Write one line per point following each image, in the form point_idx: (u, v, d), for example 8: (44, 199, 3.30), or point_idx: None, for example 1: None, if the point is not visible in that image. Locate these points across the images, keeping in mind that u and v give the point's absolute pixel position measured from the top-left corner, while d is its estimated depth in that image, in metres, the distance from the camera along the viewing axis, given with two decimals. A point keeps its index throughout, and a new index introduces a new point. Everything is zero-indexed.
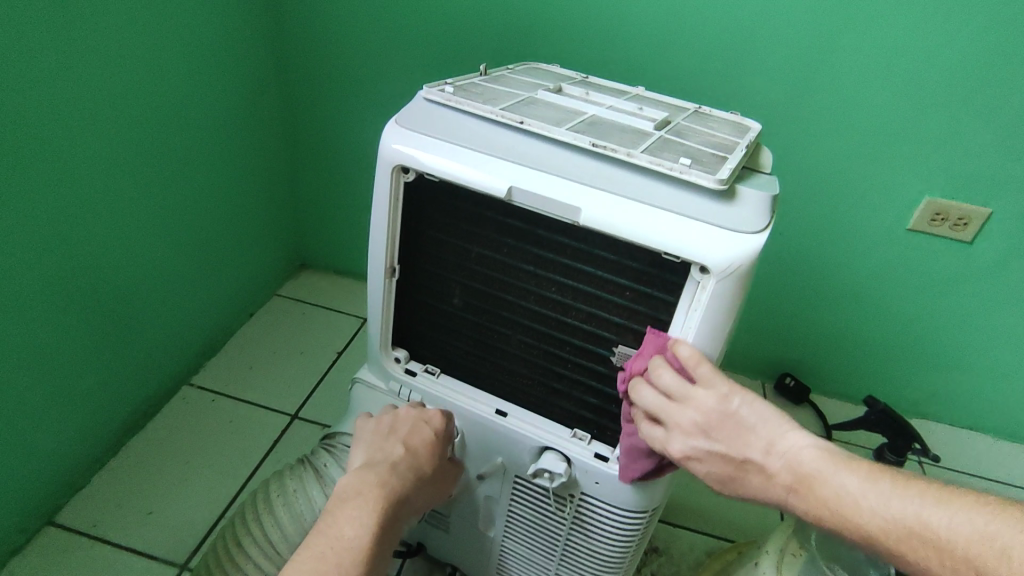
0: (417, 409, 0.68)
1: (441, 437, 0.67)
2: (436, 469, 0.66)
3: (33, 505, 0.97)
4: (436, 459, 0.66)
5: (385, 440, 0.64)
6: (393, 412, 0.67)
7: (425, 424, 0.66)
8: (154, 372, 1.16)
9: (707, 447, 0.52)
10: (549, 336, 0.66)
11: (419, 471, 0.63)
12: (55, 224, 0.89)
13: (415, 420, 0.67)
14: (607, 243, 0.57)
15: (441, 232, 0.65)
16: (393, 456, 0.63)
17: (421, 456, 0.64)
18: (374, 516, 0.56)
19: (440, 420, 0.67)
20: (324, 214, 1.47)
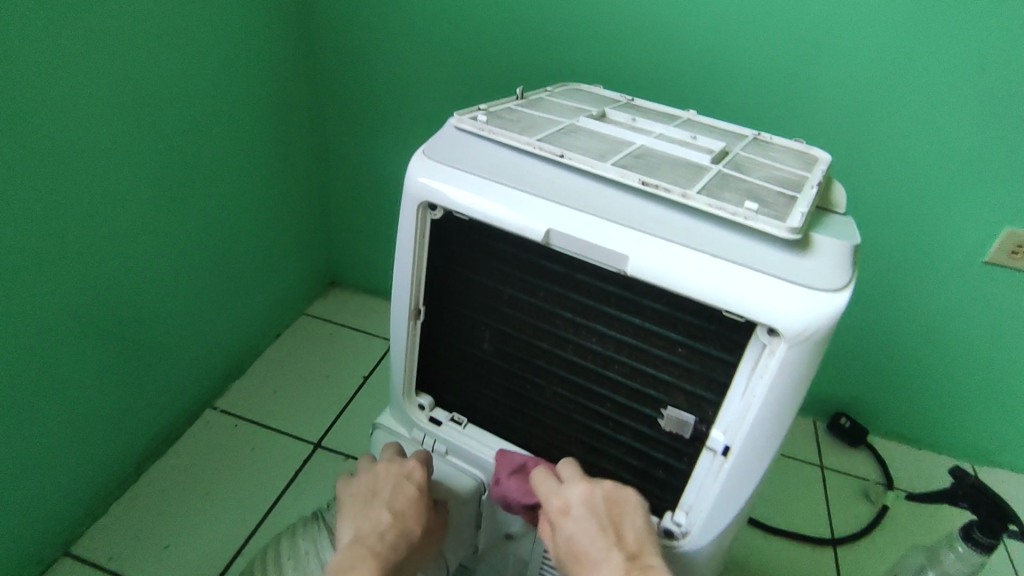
0: (397, 463, 0.62)
1: (426, 493, 0.61)
2: (427, 527, 0.61)
3: (49, 535, 0.94)
4: (426, 517, 0.60)
5: (369, 507, 0.59)
6: (373, 473, 0.62)
7: (409, 481, 0.61)
8: (176, 396, 1.13)
9: (586, 520, 0.54)
10: (588, 390, 0.59)
11: (409, 537, 0.58)
12: (73, 248, 0.86)
13: (397, 478, 0.61)
14: (658, 295, 0.50)
15: (470, 274, 0.60)
16: (382, 526, 0.57)
17: (411, 518, 0.58)
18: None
19: (423, 474, 0.62)
20: (355, 232, 1.43)
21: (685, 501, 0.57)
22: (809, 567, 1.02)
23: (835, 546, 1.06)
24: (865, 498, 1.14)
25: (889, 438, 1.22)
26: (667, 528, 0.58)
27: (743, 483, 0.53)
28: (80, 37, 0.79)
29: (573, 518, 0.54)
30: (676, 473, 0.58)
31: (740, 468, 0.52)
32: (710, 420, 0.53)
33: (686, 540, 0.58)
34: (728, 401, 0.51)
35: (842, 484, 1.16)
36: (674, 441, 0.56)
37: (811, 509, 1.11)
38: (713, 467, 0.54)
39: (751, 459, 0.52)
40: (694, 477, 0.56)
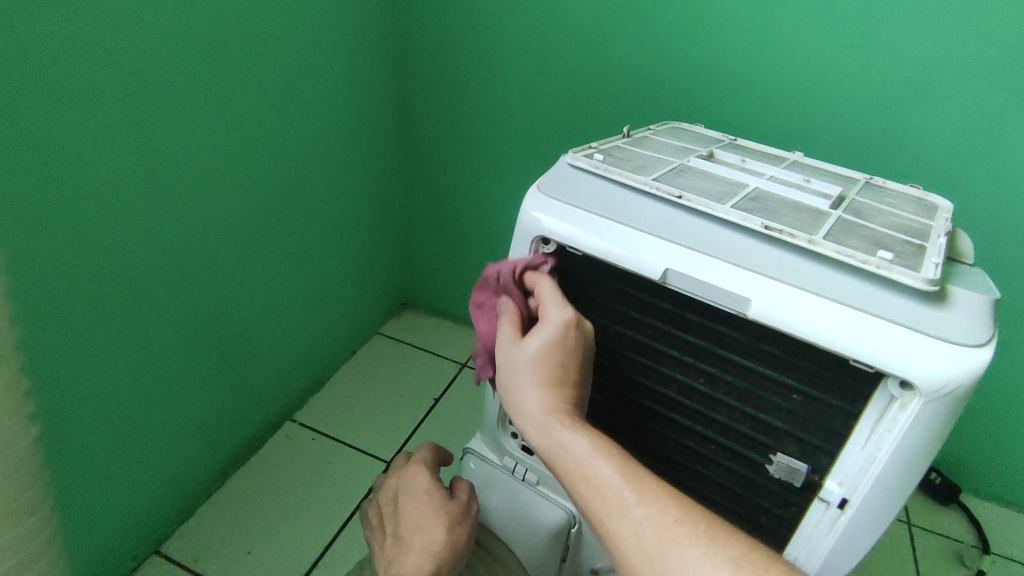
0: (399, 477, 0.69)
1: (433, 488, 0.66)
2: (452, 515, 0.63)
3: (145, 533, 0.99)
4: (441, 506, 0.64)
5: (391, 532, 0.64)
6: (384, 497, 0.68)
7: (414, 491, 0.66)
8: (261, 407, 1.18)
9: (574, 340, 0.53)
10: (690, 431, 0.59)
11: (433, 537, 0.61)
12: (199, 269, 0.90)
13: (406, 493, 0.67)
14: (775, 339, 0.50)
15: (576, 308, 0.60)
16: (404, 544, 0.61)
17: (428, 520, 0.62)
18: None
19: (422, 477, 0.67)
20: (433, 256, 1.47)
21: (789, 552, 0.56)
22: None
23: None
24: (958, 560, 1.07)
25: (983, 498, 1.15)
26: None
27: (858, 539, 0.52)
28: (220, 74, 0.83)
29: (569, 336, 0.52)
30: (779, 521, 0.56)
31: (857, 523, 0.51)
32: (823, 470, 0.52)
33: None
34: (846, 452, 0.50)
35: (930, 543, 1.09)
36: (782, 489, 0.55)
37: (898, 567, 1.05)
38: (827, 518, 0.52)
39: (868, 514, 0.51)
40: (802, 528, 0.54)
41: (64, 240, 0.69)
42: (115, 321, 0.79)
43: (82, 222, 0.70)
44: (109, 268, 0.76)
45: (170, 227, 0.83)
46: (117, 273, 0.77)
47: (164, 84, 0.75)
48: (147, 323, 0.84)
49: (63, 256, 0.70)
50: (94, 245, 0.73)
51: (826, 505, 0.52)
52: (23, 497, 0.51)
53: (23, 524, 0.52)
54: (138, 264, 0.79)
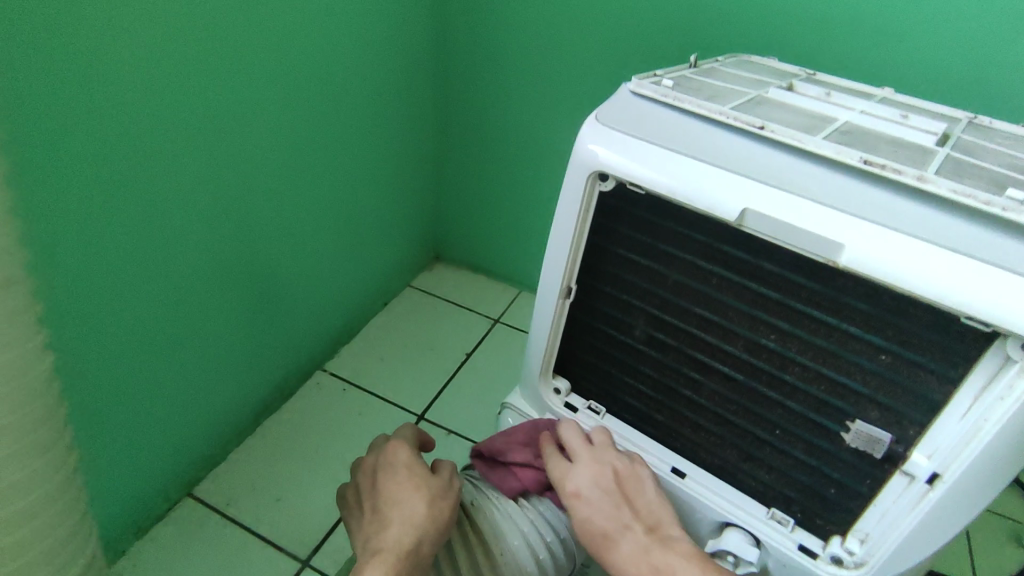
0: (378, 452, 0.65)
1: (413, 464, 0.61)
2: (434, 490, 0.59)
3: (179, 475, 0.99)
4: (422, 482, 0.59)
5: (369, 507, 0.60)
6: (364, 473, 0.64)
7: (394, 467, 0.62)
8: (293, 354, 1.16)
9: (586, 489, 0.56)
10: (754, 393, 0.53)
11: (415, 513, 0.56)
12: (225, 210, 0.87)
13: (386, 468, 0.62)
14: (867, 292, 0.44)
15: (632, 254, 0.55)
16: (383, 519, 0.57)
17: (409, 495, 0.58)
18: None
19: (402, 452, 0.62)
20: (467, 207, 1.41)
21: (860, 527, 0.51)
22: None
23: None
24: (1016, 542, 1.01)
25: None
26: (834, 554, 0.52)
27: (945, 518, 0.46)
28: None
29: (590, 499, 0.55)
30: (850, 494, 0.51)
31: (947, 502, 0.45)
32: (909, 442, 0.47)
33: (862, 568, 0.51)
34: (942, 423, 0.44)
35: (986, 522, 1.03)
36: (856, 460, 0.50)
37: (950, 544, 1.00)
38: (913, 499, 0.47)
39: (962, 494, 0.45)
40: (879, 501, 0.49)
41: (84, 170, 0.66)
42: (139, 260, 0.77)
43: (103, 151, 0.67)
44: (131, 203, 0.72)
45: (195, 163, 0.79)
46: (140, 209, 0.74)
47: (186, 6, 0.70)
48: (173, 263, 0.82)
49: (82, 187, 0.66)
50: (115, 178, 0.69)
51: (912, 479, 0.47)
52: (47, 417, 0.48)
53: (51, 448, 0.49)
54: (162, 200, 0.76)
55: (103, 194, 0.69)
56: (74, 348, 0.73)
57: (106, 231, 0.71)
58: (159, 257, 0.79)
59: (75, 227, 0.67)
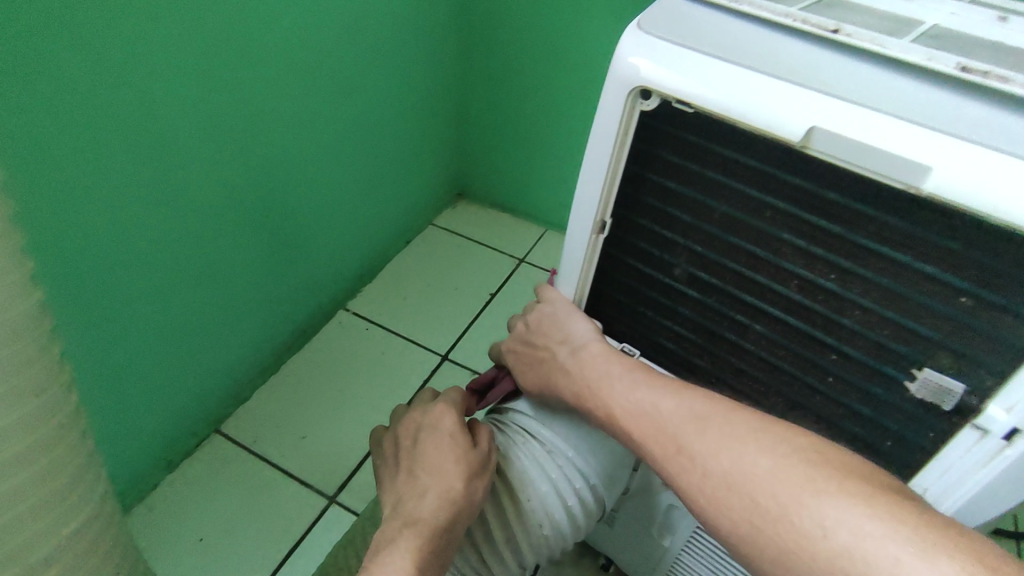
0: (423, 414, 0.63)
1: (459, 433, 0.59)
2: (475, 464, 0.56)
3: (205, 412, 0.99)
4: (462, 453, 0.57)
5: (405, 469, 0.59)
6: (407, 433, 0.63)
7: (438, 433, 0.60)
8: (314, 293, 1.14)
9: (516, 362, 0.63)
10: (806, 337, 0.49)
11: (451, 488, 0.54)
12: (238, 141, 0.83)
13: (429, 434, 0.60)
14: (950, 226, 0.38)
15: (675, 185, 0.49)
16: (419, 485, 0.56)
17: (448, 465, 0.56)
18: (409, 557, 0.50)
19: (449, 419, 0.60)
20: (491, 140, 1.34)
21: (918, 483, 0.47)
22: None
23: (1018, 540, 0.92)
24: None
25: None
26: None
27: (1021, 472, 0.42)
28: None
29: (518, 368, 0.62)
30: (909, 448, 0.47)
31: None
32: (986, 394, 0.42)
33: None
34: None
35: None
36: (920, 412, 0.45)
37: None
38: (989, 454, 0.43)
39: None
40: (942, 457, 0.45)
41: (72, 96, 0.61)
42: (144, 197, 0.73)
43: (89, 75, 0.62)
44: (128, 133, 0.68)
45: (202, 90, 0.74)
46: (140, 141, 0.70)
47: None
48: (182, 200, 0.78)
49: (72, 116, 0.62)
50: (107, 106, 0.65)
51: (984, 434, 0.42)
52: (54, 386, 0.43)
53: (59, 416, 0.44)
54: (163, 131, 0.72)
55: (97, 125, 0.65)
56: (83, 287, 0.71)
57: (104, 165, 0.67)
58: (165, 193, 0.75)
59: (70, 159, 0.64)
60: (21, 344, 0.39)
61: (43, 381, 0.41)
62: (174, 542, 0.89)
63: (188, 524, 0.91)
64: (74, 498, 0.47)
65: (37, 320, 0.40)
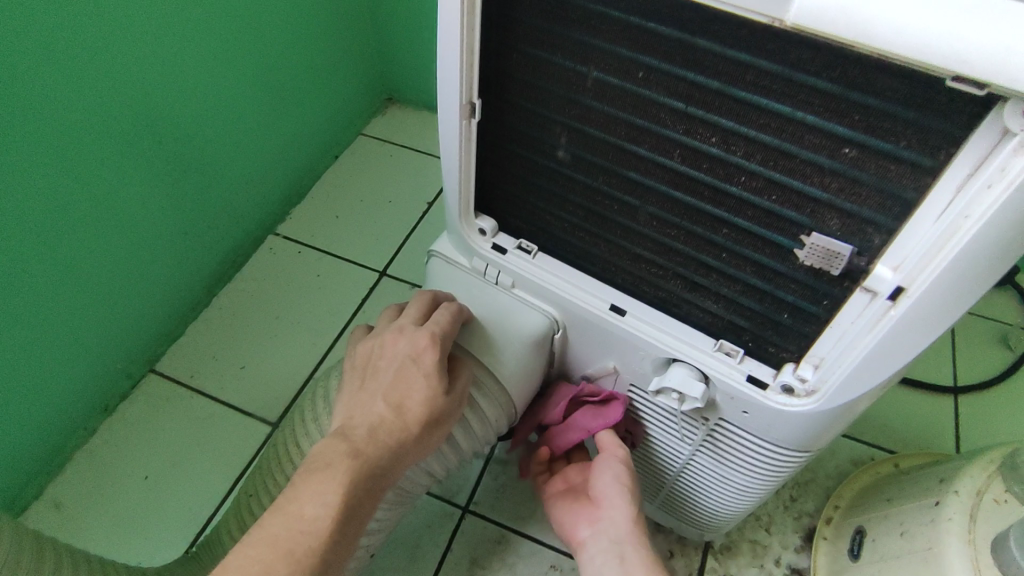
0: (404, 331, 0.53)
1: (439, 378, 0.52)
2: (438, 415, 0.52)
3: (133, 353, 0.95)
4: (431, 399, 0.51)
5: (367, 387, 0.53)
6: (384, 348, 0.54)
7: (415, 367, 0.52)
8: (237, 221, 1.07)
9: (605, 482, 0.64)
10: (695, 211, 0.44)
11: (406, 434, 0.50)
12: (88, 49, 0.74)
13: (406, 362, 0.52)
14: (827, 63, 0.33)
15: (541, 50, 0.43)
16: (375, 416, 0.51)
17: (410, 408, 0.51)
18: (341, 494, 0.48)
19: (433, 356, 0.52)
20: (412, 33, 1.22)
21: (815, 352, 0.45)
22: (925, 416, 0.91)
23: (956, 394, 0.93)
24: (1003, 345, 0.97)
25: None
26: (785, 383, 0.47)
27: (909, 340, 0.39)
28: None
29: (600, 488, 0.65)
30: (805, 318, 0.44)
31: (912, 321, 0.37)
32: (874, 253, 0.38)
33: (810, 399, 0.46)
34: (913, 225, 0.35)
35: (974, 327, 0.99)
36: (812, 279, 0.42)
37: (934, 354, 0.97)
38: (875, 318, 0.39)
39: (931, 310, 0.37)
40: (837, 323, 0.42)
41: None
42: None
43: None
44: None
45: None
46: None
47: None
48: (30, 126, 0.71)
49: None
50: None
51: (873, 296, 0.39)
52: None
53: None
54: None
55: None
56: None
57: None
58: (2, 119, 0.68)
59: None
60: None
61: None
62: (119, 483, 0.89)
63: (131, 463, 0.90)
64: None
65: None
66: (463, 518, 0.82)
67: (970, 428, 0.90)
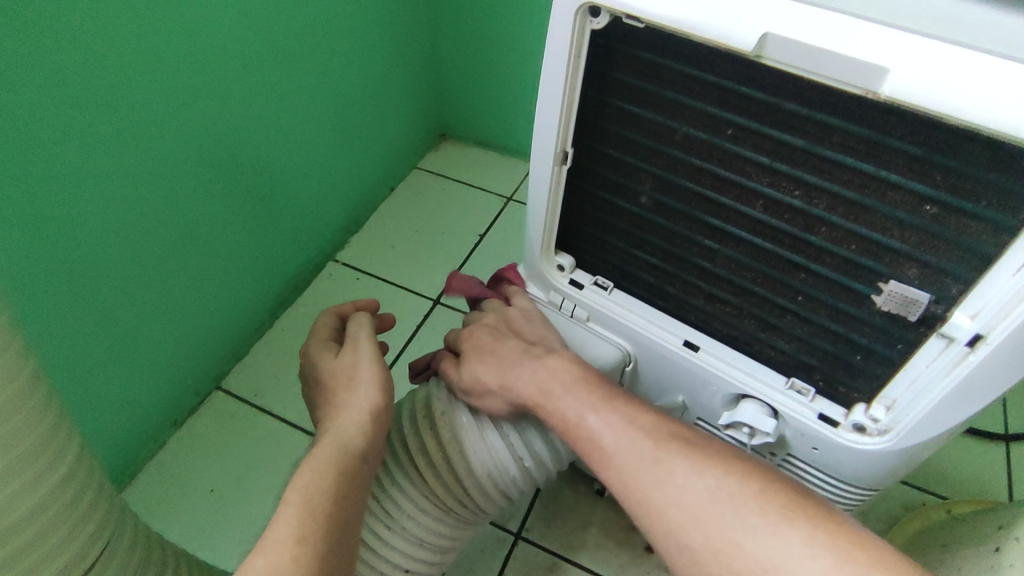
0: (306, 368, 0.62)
1: (325, 362, 0.58)
2: (345, 377, 0.56)
3: (203, 371, 1.00)
4: (332, 372, 0.57)
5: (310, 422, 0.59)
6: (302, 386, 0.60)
7: (312, 376, 0.59)
8: (302, 248, 1.13)
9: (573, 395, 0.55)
10: (773, 256, 0.48)
11: (332, 409, 0.54)
12: (201, 91, 0.80)
13: (309, 380, 0.59)
14: (913, 129, 0.37)
15: (633, 106, 0.47)
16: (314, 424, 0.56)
17: (327, 395, 0.56)
18: (306, 478, 0.48)
19: (314, 358, 0.59)
20: (470, 76, 1.29)
21: (887, 394, 0.47)
22: (977, 462, 0.91)
23: (1008, 441, 0.93)
24: None
25: None
26: (856, 422, 0.49)
27: (985, 385, 0.41)
28: None
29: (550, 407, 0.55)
30: (879, 360, 0.47)
31: (989, 368, 0.40)
32: (951, 301, 0.41)
33: (883, 438, 0.48)
34: (991, 279, 0.38)
35: None
36: (889, 324, 0.45)
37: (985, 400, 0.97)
38: (951, 364, 0.42)
39: (1007, 358, 0.39)
40: (911, 366, 0.45)
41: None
42: (110, 154, 0.72)
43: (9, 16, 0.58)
44: (83, 97, 0.67)
45: (156, 43, 0.72)
46: (92, 106, 0.68)
47: None
48: (152, 159, 0.77)
49: (22, 79, 0.61)
50: (41, 57, 0.62)
51: (950, 342, 0.42)
52: (58, 445, 0.40)
53: (78, 482, 0.43)
54: (115, 84, 0.69)
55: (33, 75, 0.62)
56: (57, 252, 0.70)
57: (53, 122, 0.65)
58: (130, 155, 0.74)
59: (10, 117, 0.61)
60: (35, 447, 0.38)
61: (44, 470, 0.39)
62: (186, 495, 0.93)
63: (199, 477, 0.94)
64: (89, 510, 0.44)
65: (39, 408, 0.39)
66: (516, 544, 0.84)
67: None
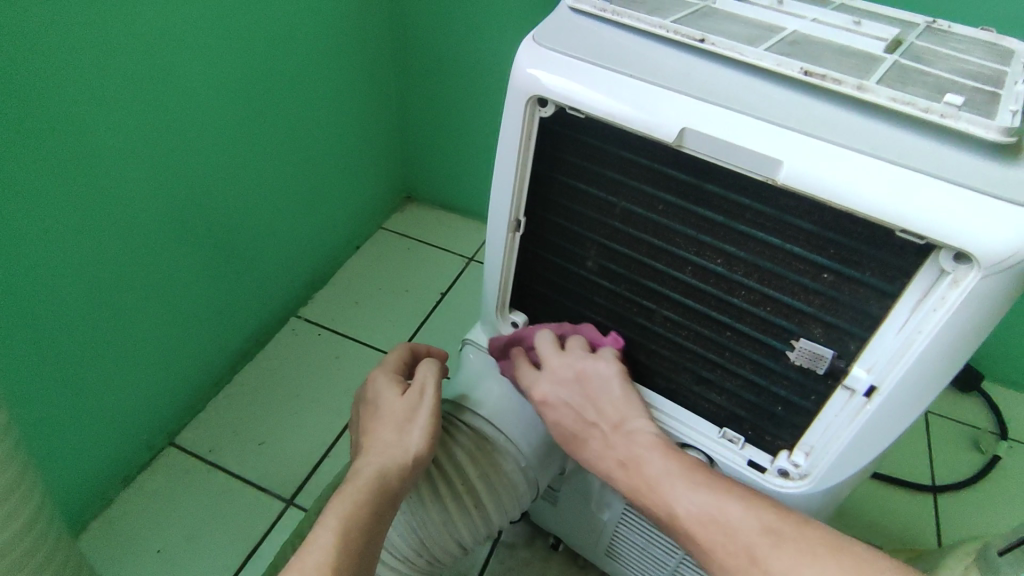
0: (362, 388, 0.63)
1: (387, 391, 0.59)
2: (401, 415, 0.56)
3: (159, 425, 0.99)
4: (391, 403, 0.57)
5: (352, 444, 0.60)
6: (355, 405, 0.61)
7: (369, 401, 0.60)
8: (265, 304, 1.15)
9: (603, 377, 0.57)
10: (704, 317, 0.53)
11: (382, 442, 0.55)
12: (177, 155, 0.85)
13: (365, 403, 0.60)
14: (809, 211, 0.43)
15: (578, 182, 0.54)
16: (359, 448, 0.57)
17: (378, 424, 0.56)
18: (339, 517, 0.49)
19: (376, 384, 0.60)
20: (435, 144, 1.37)
21: (806, 441, 0.52)
22: (907, 513, 0.97)
23: (935, 493, 0.99)
24: (975, 448, 1.04)
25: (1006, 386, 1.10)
26: (781, 467, 0.54)
27: (881, 426, 0.48)
28: None
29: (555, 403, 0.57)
30: (796, 411, 0.52)
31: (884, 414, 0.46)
32: (851, 356, 0.47)
33: (805, 481, 0.53)
34: (881, 336, 0.45)
35: (947, 429, 1.07)
36: (802, 377, 0.50)
37: (914, 454, 1.03)
38: (854, 411, 0.48)
39: (895, 404, 0.46)
40: (823, 415, 0.50)
41: None
42: (82, 211, 0.75)
43: None
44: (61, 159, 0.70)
45: (137, 112, 0.77)
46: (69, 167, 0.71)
47: None
48: (123, 216, 0.80)
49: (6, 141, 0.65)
50: (26, 123, 0.66)
51: (852, 393, 0.47)
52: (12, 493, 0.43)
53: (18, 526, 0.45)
54: (93, 147, 0.73)
55: (11, 135, 0.65)
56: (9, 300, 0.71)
57: (29, 180, 0.68)
58: (102, 213, 0.77)
59: None
60: None
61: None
62: (132, 555, 0.90)
63: (146, 536, 0.92)
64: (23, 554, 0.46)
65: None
66: None
67: (950, 525, 0.95)
